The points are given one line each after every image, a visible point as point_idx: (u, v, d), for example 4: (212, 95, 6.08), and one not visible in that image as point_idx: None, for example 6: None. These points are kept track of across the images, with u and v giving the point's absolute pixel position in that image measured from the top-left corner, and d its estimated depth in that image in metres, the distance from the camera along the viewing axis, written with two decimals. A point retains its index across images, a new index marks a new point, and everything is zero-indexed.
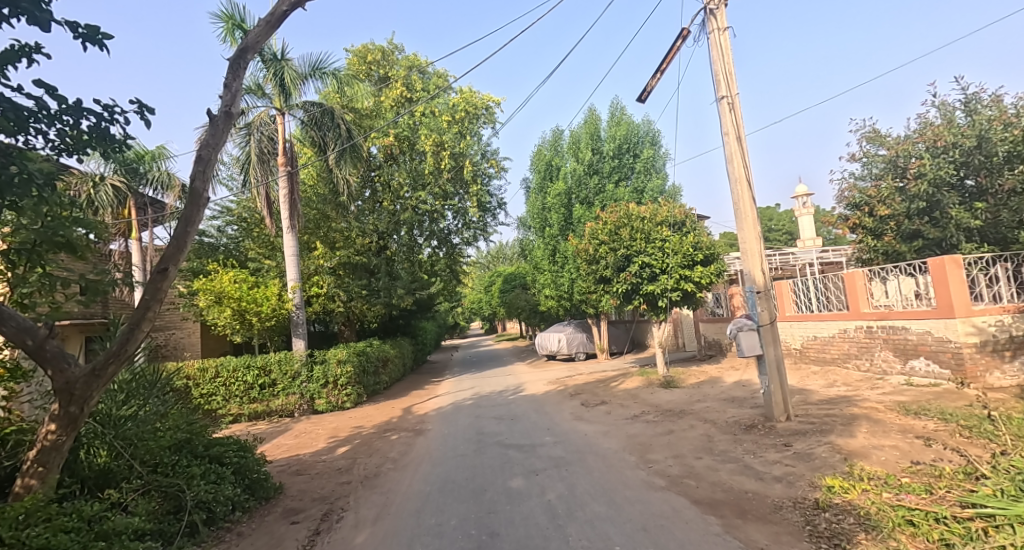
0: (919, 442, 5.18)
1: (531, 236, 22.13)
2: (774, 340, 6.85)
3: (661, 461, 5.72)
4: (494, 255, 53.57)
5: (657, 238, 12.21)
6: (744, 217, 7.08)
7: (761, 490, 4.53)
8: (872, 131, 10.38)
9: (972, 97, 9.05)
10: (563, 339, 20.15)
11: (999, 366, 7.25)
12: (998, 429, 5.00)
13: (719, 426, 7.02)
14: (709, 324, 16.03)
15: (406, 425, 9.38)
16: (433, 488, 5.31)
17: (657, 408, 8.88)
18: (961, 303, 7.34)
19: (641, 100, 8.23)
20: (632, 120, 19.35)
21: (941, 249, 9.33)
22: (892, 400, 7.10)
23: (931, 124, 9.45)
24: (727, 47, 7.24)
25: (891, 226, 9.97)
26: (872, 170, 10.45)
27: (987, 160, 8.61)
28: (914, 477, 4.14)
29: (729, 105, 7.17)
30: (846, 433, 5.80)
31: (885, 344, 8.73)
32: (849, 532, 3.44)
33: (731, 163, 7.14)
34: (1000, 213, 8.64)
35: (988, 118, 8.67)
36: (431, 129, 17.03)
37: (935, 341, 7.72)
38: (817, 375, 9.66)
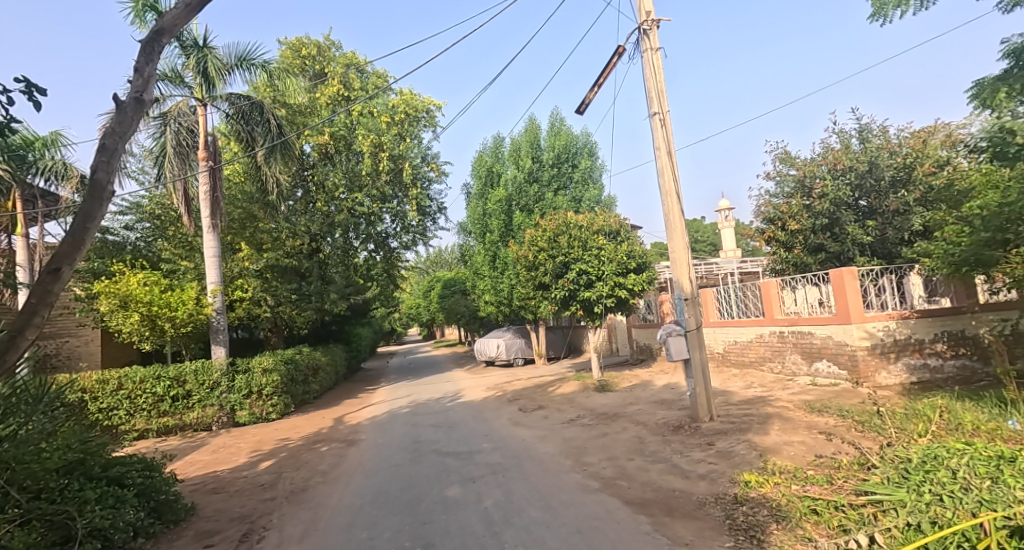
0: (822, 437, 5.67)
1: (471, 242, 22.07)
2: (700, 345, 7.21)
3: (595, 463, 5.86)
4: (433, 260, 52.82)
5: (593, 246, 12.57)
6: (673, 228, 7.43)
7: (687, 487, 4.75)
8: (784, 152, 11.33)
9: (865, 127, 10.14)
10: (502, 345, 20.24)
11: (886, 366, 8.09)
12: (884, 423, 5.58)
13: (649, 427, 7.31)
14: (641, 329, 16.67)
15: (338, 436, 9.00)
16: (365, 500, 5.10)
17: (592, 412, 9.11)
18: (856, 311, 8.16)
19: (579, 112, 8.47)
20: (570, 131, 19.84)
21: (840, 262, 10.38)
22: (800, 399, 7.72)
23: (833, 148, 10.45)
24: (660, 66, 7.61)
25: (799, 239, 10.86)
26: (784, 188, 11.19)
27: (877, 183, 9.69)
28: (818, 470, 4.51)
29: (661, 121, 7.54)
30: (761, 431, 6.22)
31: (795, 348, 9.48)
32: (763, 524, 3.69)
33: (663, 177, 7.50)
34: (886, 231, 9.81)
35: (877, 146, 9.79)
36: (369, 128, 16.47)
37: (836, 345, 8.51)
38: (737, 377, 10.32)
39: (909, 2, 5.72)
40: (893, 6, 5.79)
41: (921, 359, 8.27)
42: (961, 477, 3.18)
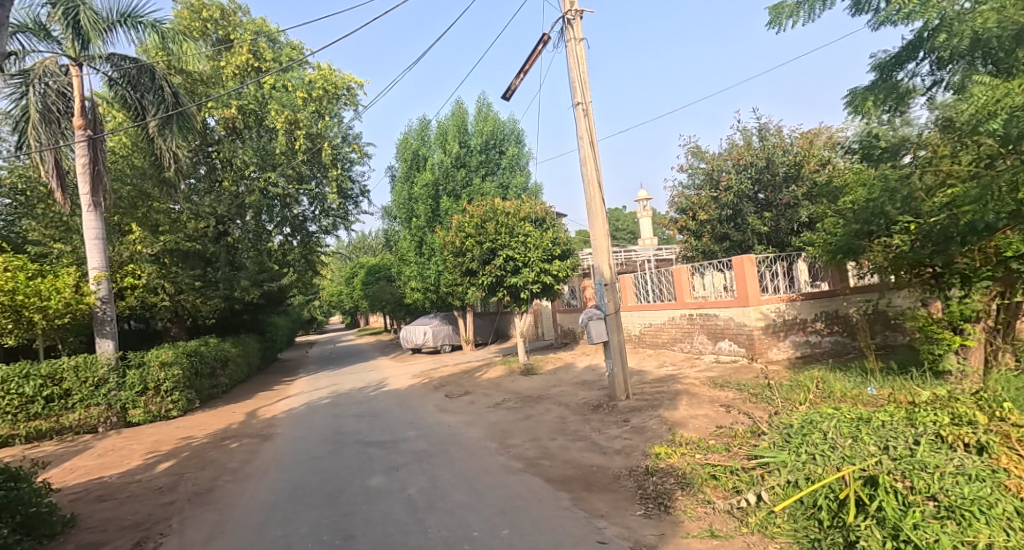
0: (722, 409, 6.21)
1: (397, 227, 21.43)
2: (618, 327, 7.55)
3: (519, 445, 5.99)
4: (357, 245, 50.77)
5: (520, 233, 12.68)
6: (595, 216, 7.68)
7: (605, 463, 5.00)
8: (696, 147, 12.06)
9: (764, 126, 11.04)
10: (428, 332, 20.02)
11: (776, 343, 9.00)
12: (773, 394, 6.20)
13: (571, 408, 7.60)
14: (565, 314, 17.19)
15: (250, 431, 8.46)
16: (280, 496, 4.86)
17: (517, 395, 9.29)
18: (754, 294, 8.98)
19: (506, 98, 8.45)
20: (498, 117, 19.72)
21: (742, 250, 11.32)
22: (705, 376, 8.39)
23: (738, 145, 11.30)
24: (583, 56, 7.76)
25: (708, 229, 11.70)
26: (695, 180, 11.99)
27: (773, 178, 10.65)
28: (718, 439, 4.94)
29: (584, 112, 7.71)
30: (671, 406, 6.68)
31: (702, 329, 10.23)
32: (670, 491, 3.99)
33: (586, 166, 7.71)
34: (780, 222, 10.80)
35: (774, 144, 10.73)
36: (282, 103, 15.28)
37: (736, 325, 9.30)
38: (652, 358, 11.00)
39: (800, 13, 6.25)
40: (787, 15, 6.30)
41: (805, 337, 9.26)
42: (830, 437, 3.62)
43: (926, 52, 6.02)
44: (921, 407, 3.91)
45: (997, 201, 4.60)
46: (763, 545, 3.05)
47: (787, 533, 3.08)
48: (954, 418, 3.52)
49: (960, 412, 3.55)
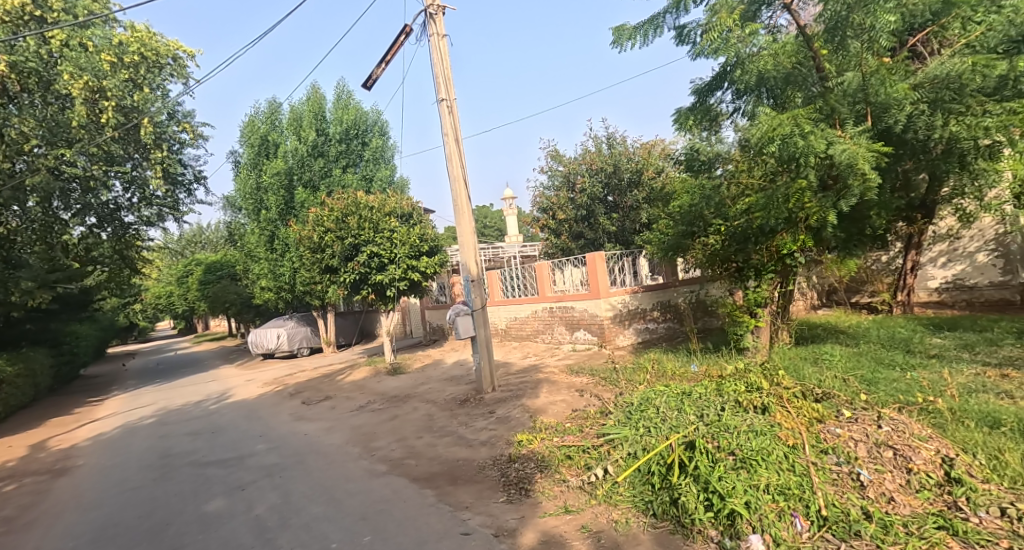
0: (578, 394, 6.76)
1: (242, 219, 19.18)
2: (484, 322, 7.72)
3: (384, 447, 5.82)
4: (191, 239, 44.28)
5: (385, 228, 12.21)
6: (461, 213, 7.75)
7: (470, 455, 5.11)
8: (555, 150, 12.84)
9: (612, 135, 12.19)
10: (282, 335, 18.34)
11: (622, 331, 10.06)
12: (619, 377, 6.92)
13: (438, 404, 7.60)
14: (433, 311, 17.08)
15: (39, 467, 6.89)
16: (84, 540, 4.06)
17: (382, 396, 8.99)
18: (604, 287, 9.91)
19: (366, 87, 8.06)
20: (359, 106, 18.67)
21: (595, 247, 12.38)
22: (564, 364, 9.03)
23: (591, 151, 12.31)
24: (446, 53, 7.75)
25: (566, 227, 12.59)
26: (554, 182, 12.79)
27: (619, 182, 11.82)
28: (573, 422, 5.36)
29: (449, 108, 7.72)
30: (532, 395, 7.06)
31: (561, 320, 10.98)
32: (531, 475, 4.22)
33: (451, 163, 7.73)
34: (625, 223, 12.04)
35: (620, 152, 11.90)
36: (79, 65, 12.34)
37: (590, 316, 10.17)
38: (516, 350, 11.49)
39: (636, 37, 7.03)
40: (627, 38, 7.04)
41: (644, 324, 10.47)
42: (661, 411, 4.17)
43: (729, 83, 7.16)
44: (726, 379, 4.70)
45: (778, 209, 6.01)
46: (608, 512, 3.40)
47: (627, 499, 3.48)
48: (749, 387, 4.30)
49: (752, 382, 4.36)
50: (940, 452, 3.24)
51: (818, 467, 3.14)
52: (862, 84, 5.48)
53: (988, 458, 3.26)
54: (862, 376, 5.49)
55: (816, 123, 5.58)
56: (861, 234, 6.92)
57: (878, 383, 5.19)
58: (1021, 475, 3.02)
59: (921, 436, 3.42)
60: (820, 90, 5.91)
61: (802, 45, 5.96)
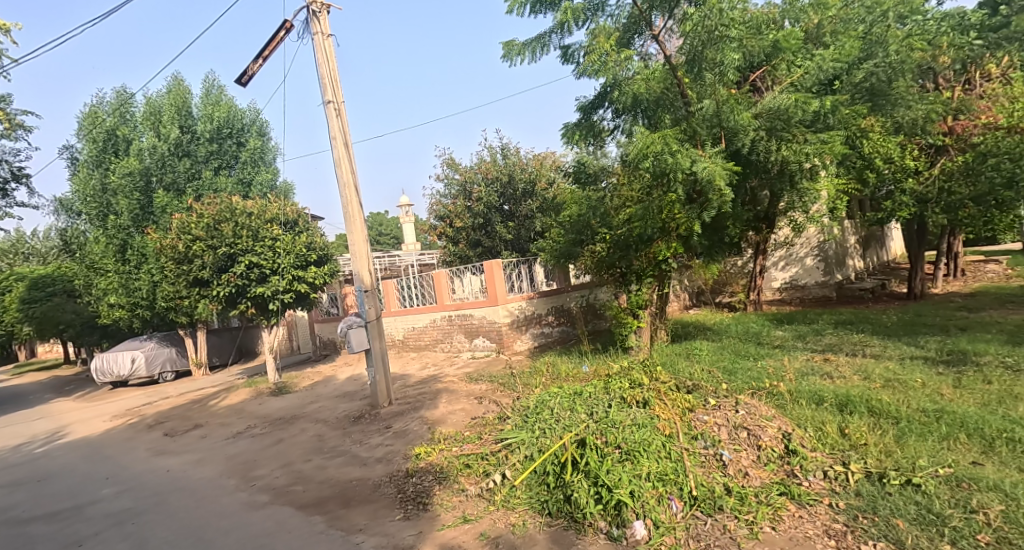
0: (476, 401, 6.79)
1: (84, 225, 16.46)
2: (379, 334, 7.45)
3: (266, 475, 5.34)
4: (14, 249, 36.93)
5: (265, 237, 11.25)
6: (352, 221, 7.40)
7: (365, 474, 4.88)
8: (450, 159, 12.84)
9: (506, 145, 12.50)
10: (140, 359, 15.99)
11: (520, 337, 10.32)
12: (516, 382, 7.09)
13: (329, 423, 7.16)
14: (323, 324, 16.06)
15: None
16: None
17: (265, 420, 8.24)
18: (501, 294, 10.10)
19: (240, 82, 7.40)
20: (233, 102, 16.96)
21: (492, 255, 12.59)
22: (463, 372, 9.01)
23: (486, 160, 12.51)
24: (332, 53, 7.41)
25: (463, 235, 12.65)
26: (451, 190, 12.79)
27: (514, 192, 12.13)
28: (472, 429, 5.36)
29: (336, 111, 7.38)
30: (431, 406, 6.94)
31: (459, 328, 10.96)
32: (429, 488, 4.15)
33: (340, 168, 7.37)
34: (521, 231, 12.36)
35: (514, 163, 12.23)
36: None
37: (488, 323, 10.29)
38: (414, 361, 11.23)
39: (526, 53, 7.33)
40: (516, 53, 7.30)
41: (540, 329, 10.83)
42: (555, 412, 4.34)
43: (609, 103, 7.73)
44: (612, 377, 5.04)
45: (654, 220, 6.62)
46: (506, 516, 3.45)
47: (525, 501, 3.57)
48: (632, 383, 4.65)
49: (635, 378, 4.73)
50: (781, 428, 3.79)
51: (690, 452, 3.50)
52: (717, 111, 6.27)
53: (816, 430, 3.89)
54: (724, 367, 6.23)
55: (682, 143, 6.26)
56: (721, 242, 7.88)
57: (736, 372, 5.93)
58: (838, 442, 3.65)
59: (768, 416, 3.96)
60: (685, 114, 6.63)
61: (669, 73, 6.65)
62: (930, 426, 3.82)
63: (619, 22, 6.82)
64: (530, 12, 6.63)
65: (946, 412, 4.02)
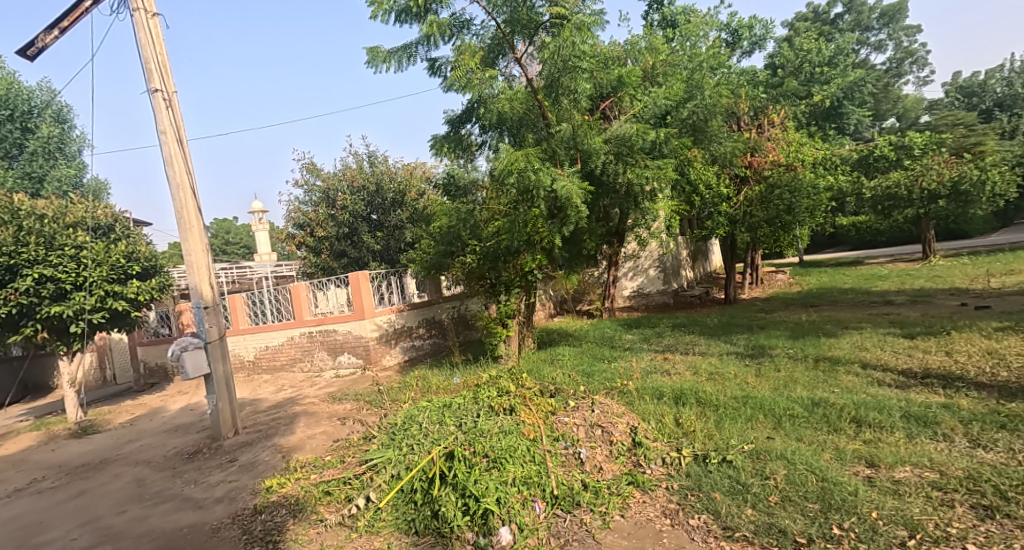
0: (339, 422, 6.36)
1: None
2: (222, 356, 6.61)
3: (61, 537, 4.35)
4: None
5: (67, 244, 9.26)
6: (188, 228, 6.44)
7: (200, 519, 4.25)
8: (311, 163, 11.99)
9: (373, 153, 12.05)
10: None
11: (388, 351, 9.95)
12: (383, 399, 6.81)
13: (155, 464, 6.11)
14: (150, 347, 13.72)
15: None
16: None
17: (61, 468, 6.71)
18: (369, 307, 9.63)
19: (27, 56, 6.06)
20: (16, 78, 13.80)
21: (358, 266, 12.00)
22: (324, 392, 8.38)
23: (350, 167, 11.91)
24: (158, 35, 6.46)
25: (326, 245, 11.87)
26: (311, 197, 11.92)
27: (382, 201, 11.70)
28: (334, 454, 5.00)
29: (165, 101, 6.42)
30: (286, 432, 6.32)
31: (321, 345, 10.19)
32: (281, 523, 3.74)
33: (171, 167, 6.41)
34: (390, 241, 11.92)
35: (382, 171, 11.81)
36: None
37: (354, 338, 9.73)
38: (267, 383, 10.14)
39: (391, 61, 7.19)
40: (381, 60, 7.11)
41: (410, 342, 10.56)
42: (423, 427, 4.25)
43: (476, 118, 7.91)
44: (481, 387, 5.11)
45: (519, 233, 6.91)
46: (370, 543, 3.27)
47: (390, 523, 3.42)
48: (500, 392, 4.76)
49: (503, 386, 4.85)
50: (629, 423, 4.20)
51: (552, 453, 3.69)
52: (573, 134, 6.81)
53: (656, 422, 4.37)
54: (583, 370, 6.72)
55: (543, 161, 6.66)
56: (579, 254, 8.51)
57: (594, 374, 6.42)
58: (673, 431, 4.15)
59: (618, 413, 4.36)
60: (546, 134, 7.08)
61: (531, 96, 7.05)
62: (739, 410, 4.55)
63: (484, 42, 7.07)
64: (395, 21, 6.53)
65: (751, 397, 4.83)
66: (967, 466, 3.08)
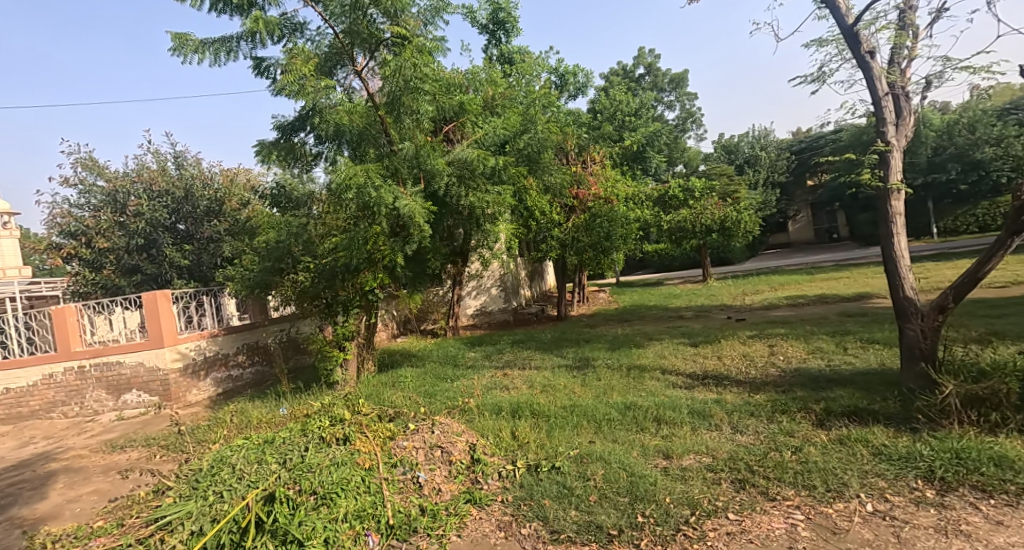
0: (119, 477, 5.19)
1: None
2: None
3: None
4: None
5: None
6: None
7: None
8: (90, 159, 9.84)
9: (180, 153, 10.40)
10: None
11: (195, 384, 8.51)
12: (185, 441, 5.79)
13: None
14: None
15: None
16: None
17: None
18: (169, 333, 8.14)
19: None
20: None
21: (157, 284, 10.16)
22: (99, 441, 6.79)
23: (148, 167, 10.09)
24: None
25: (110, 258, 9.78)
26: (89, 200, 9.75)
27: (192, 210, 10.15)
28: (106, 517, 4.04)
29: None
30: (35, 498, 4.94)
31: (99, 382, 8.29)
32: None
33: None
34: (201, 255, 10.34)
35: (192, 175, 10.26)
36: None
37: (147, 371, 8.12)
38: (8, 437, 7.83)
39: (205, 53, 6.35)
40: (191, 50, 6.24)
41: (226, 371, 9.22)
42: (237, 469, 3.67)
43: (310, 127, 7.39)
44: (311, 417, 4.69)
45: (359, 250, 6.61)
46: None
47: None
48: (332, 421, 4.42)
49: (336, 415, 4.52)
50: (468, 441, 4.26)
51: (389, 481, 3.54)
52: (416, 154, 6.85)
53: (494, 437, 4.52)
54: (425, 391, 6.61)
55: (384, 179, 6.52)
56: (423, 274, 8.47)
57: (435, 394, 6.39)
58: (509, 444, 4.34)
59: (458, 432, 4.39)
60: (388, 151, 6.96)
61: (370, 111, 6.88)
62: (566, 418, 4.96)
63: (320, 49, 6.73)
64: (212, 9, 5.82)
65: (577, 406, 5.32)
66: (731, 449, 3.82)
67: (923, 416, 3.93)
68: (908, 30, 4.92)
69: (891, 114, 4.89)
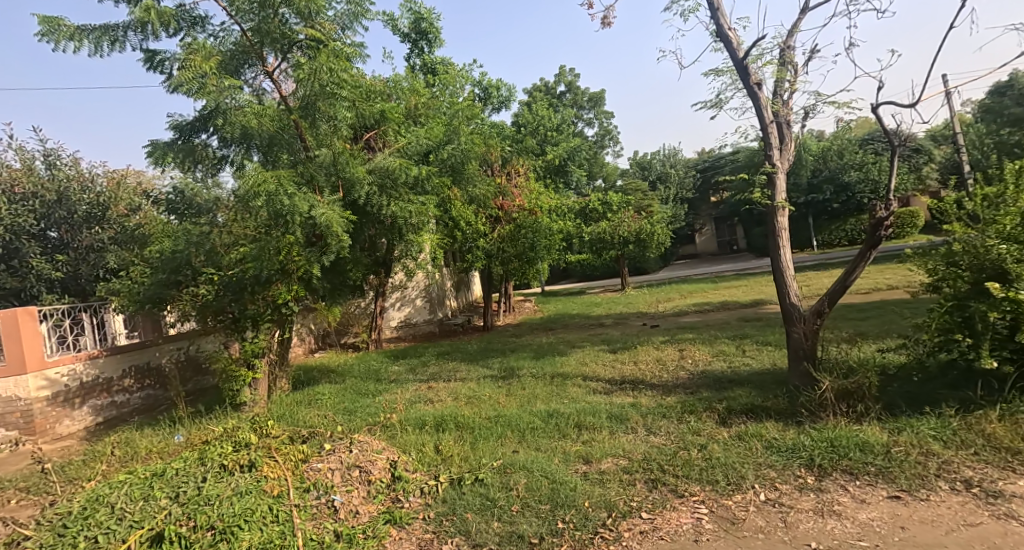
0: None
1: None
2: None
3: None
4: None
5: None
6: None
7: None
8: None
9: (52, 151, 9.18)
10: None
11: (68, 415, 7.48)
12: (52, 480, 5.07)
13: None
14: None
15: None
16: None
17: None
18: (34, 358, 7.06)
19: None
20: None
21: (19, 300, 8.85)
22: None
23: (9, 166, 8.79)
24: None
25: None
26: None
27: (68, 215, 8.98)
28: None
29: None
30: None
31: None
32: None
33: None
34: (79, 267, 9.16)
35: (67, 176, 9.09)
36: None
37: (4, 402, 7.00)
38: None
39: (83, 41, 5.70)
40: (66, 37, 5.56)
41: (109, 398, 8.21)
42: (117, 508, 3.20)
43: (213, 128, 6.86)
44: (211, 443, 4.29)
45: (270, 261, 6.22)
46: None
47: None
48: (236, 446, 4.07)
49: (240, 439, 4.16)
50: (388, 458, 4.10)
51: (300, 508, 3.31)
52: (333, 161, 6.60)
53: (416, 452, 4.40)
54: (344, 408, 6.32)
55: (298, 186, 6.20)
56: (342, 285, 8.11)
57: (355, 411, 6.13)
58: (432, 459, 4.25)
59: (377, 450, 4.21)
60: (303, 157, 6.63)
61: (282, 114, 6.53)
62: (490, 429, 4.96)
63: (224, 46, 6.29)
64: None
65: (501, 416, 5.33)
66: (645, 450, 4.02)
67: (806, 410, 4.38)
68: (787, 67, 5.55)
69: (776, 140, 5.46)
